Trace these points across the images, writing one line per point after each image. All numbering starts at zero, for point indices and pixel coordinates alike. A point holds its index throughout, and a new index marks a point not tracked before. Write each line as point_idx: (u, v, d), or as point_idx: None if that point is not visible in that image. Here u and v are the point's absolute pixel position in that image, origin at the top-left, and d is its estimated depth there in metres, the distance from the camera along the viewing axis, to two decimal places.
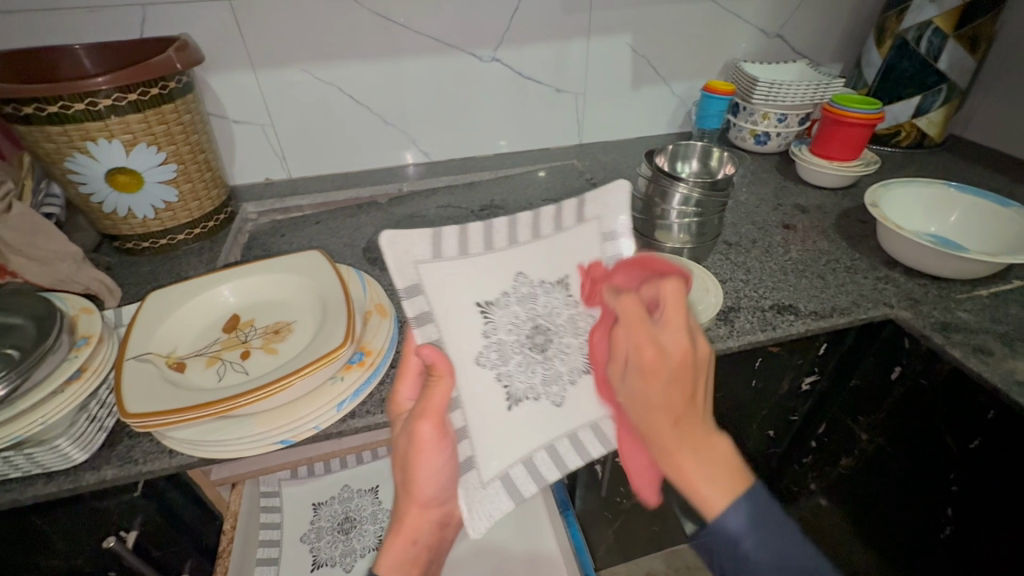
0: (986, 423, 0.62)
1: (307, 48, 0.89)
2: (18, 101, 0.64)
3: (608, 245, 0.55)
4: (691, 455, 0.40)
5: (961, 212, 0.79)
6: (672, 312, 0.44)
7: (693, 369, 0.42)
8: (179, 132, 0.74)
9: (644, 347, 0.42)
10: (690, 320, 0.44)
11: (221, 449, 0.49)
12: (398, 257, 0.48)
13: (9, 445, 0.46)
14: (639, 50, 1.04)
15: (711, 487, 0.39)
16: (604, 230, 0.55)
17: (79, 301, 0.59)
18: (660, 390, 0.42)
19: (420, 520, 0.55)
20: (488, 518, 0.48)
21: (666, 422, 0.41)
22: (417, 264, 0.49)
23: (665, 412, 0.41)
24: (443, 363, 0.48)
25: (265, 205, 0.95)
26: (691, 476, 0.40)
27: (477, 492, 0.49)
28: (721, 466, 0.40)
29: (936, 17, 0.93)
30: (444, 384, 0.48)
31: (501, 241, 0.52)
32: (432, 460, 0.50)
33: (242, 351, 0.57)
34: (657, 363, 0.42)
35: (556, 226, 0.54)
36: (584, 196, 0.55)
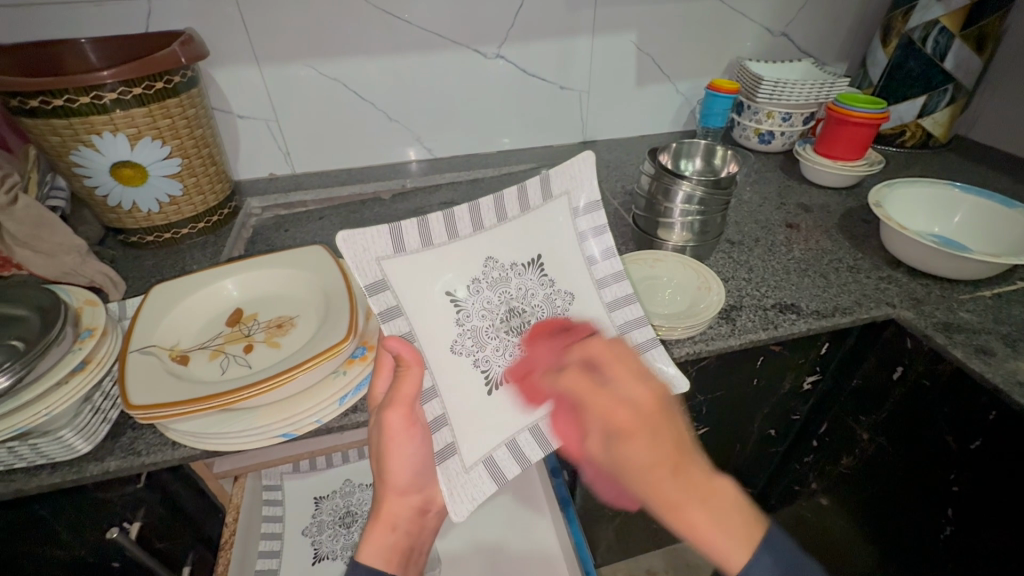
0: (987, 424, 0.62)
1: (312, 44, 0.89)
2: (24, 94, 0.64)
3: (579, 222, 0.60)
4: (699, 508, 0.37)
5: (964, 213, 0.79)
6: (623, 370, 0.45)
7: (669, 417, 0.42)
8: (183, 126, 0.74)
9: (614, 414, 0.42)
10: (639, 367, 0.45)
11: (223, 442, 0.50)
12: (358, 256, 0.50)
13: (14, 436, 0.46)
14: (644, 47, 1.04)
15: (725, 534, 0.37)
16: (573, 206, 0.60)
17: (84, 293, 0.59)
18: (645, 447, 0.39)
19: (399, 509, 0.54)
20: (471, 502, 0.50)
21: (660, 476, 0.38)
22: (379, 261, 0.50)
23: (660, 471, 0.38)
24: (411, 354, 0.48)
25: (269, 201, 0.95)
26: (704, 534, 0.37)
27: (460, 477, 0.50)
28: (728, 512, 0.38)
29: (942, 17, 0.93)
30: (413, 373, 0.48)
31: (466, 228, 0.55)
32: (405, 445, 0.51)
33: (245, 344, 0.57)
34: (635, 420, 0.41)
35: (521, 208, 0.57)
36: (548, 173, 0.58)
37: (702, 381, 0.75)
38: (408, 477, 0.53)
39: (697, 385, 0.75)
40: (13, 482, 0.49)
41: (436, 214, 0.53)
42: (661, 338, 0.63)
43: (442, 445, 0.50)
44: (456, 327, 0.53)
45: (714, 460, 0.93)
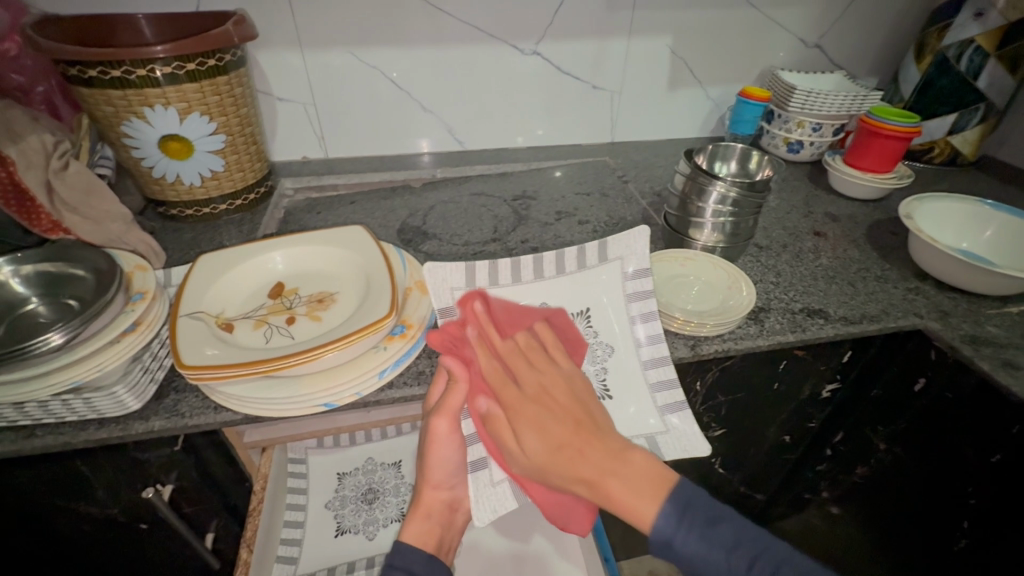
0: (1010, 439, 0.62)
1: (355, 31, 0.91)
2: (83, 64, 0.66)
3: (632, 284, 0.61)
4: (601, 464, 0.45)
5: (994, 228, 0.80)
6: (538, 356, 0.52)
7: (582, 399, 0.50)
8: (230, 104, 0.76)
9: (526, 408, 0.49)
10: (548, 362, 0.52)
11: (267, 407, 0.51)
12: (436, 282, 0.58)
13: (68, 389, 0.48)
14: (678, 52, 1.05)
15: (640, 498, 0.43)
16: (626, 269, 0.61)
17: (135, 259, 0.61)
18: (542, 434, 0.48)
19: (433, 501, 0.62)
20: (491, 512, 0.53)
21: (572, 459, 0.46)
22: (453, 291, 0.58)
23: (563, 450, 0.46)
24: (461, 369, 0.55)
25: (302, 182, 0.97)
26: (621, 497, 0.44)
27: (488, 488, 0.54)
28: (640, 478, 0.44)
29: (978, 35, 0.93)
30: (460, 388, 0.55)
31: (527, 275, 0.61)
32: (444, 446, 0.59)
33: (287, 316, 0.58)
34: (532, 404, 0.49)
35: (579, 264, 0.62)
36: (606, 239, 0.62)
37: (725, 381, 0.76)
38: (445, 471, 0.62)
39: (718, 385, 0.76)
40: (63, 435, 0.50)
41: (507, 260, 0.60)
42: (691, 333, 0.64)
43: (477, 456, 0.55)
44: None
45: (727, 463, 0.94)
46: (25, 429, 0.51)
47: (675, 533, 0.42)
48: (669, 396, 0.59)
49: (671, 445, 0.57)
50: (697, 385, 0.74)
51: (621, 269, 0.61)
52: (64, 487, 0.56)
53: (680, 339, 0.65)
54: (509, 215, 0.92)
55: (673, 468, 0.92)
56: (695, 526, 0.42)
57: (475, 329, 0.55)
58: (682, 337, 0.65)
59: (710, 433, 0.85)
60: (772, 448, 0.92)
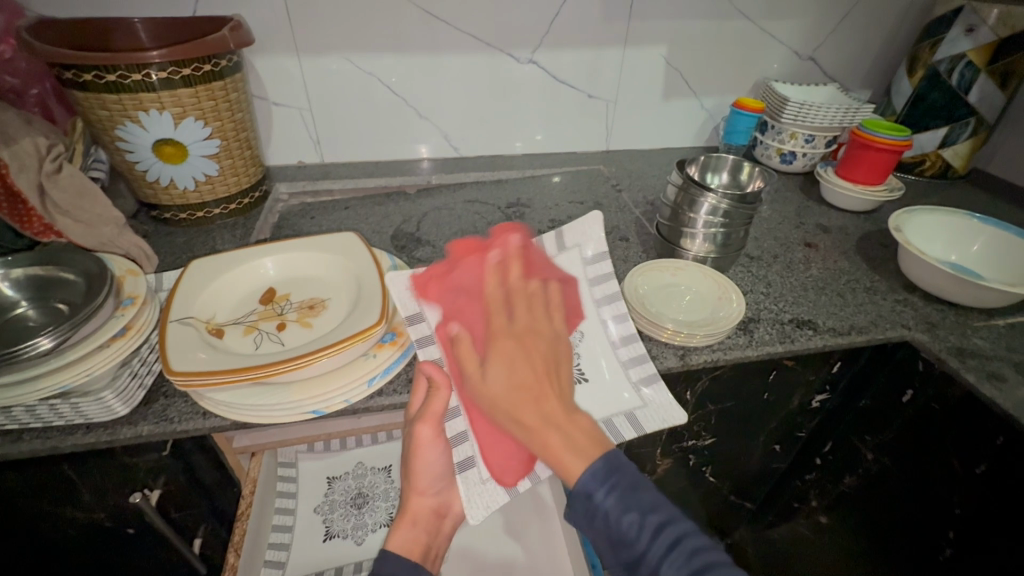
0: (994, 450, 0.63)
1: (351, 38, 0.91)
2: (78, 68, 0.66)
3: (593, 269, 0.63)
4: (547, 414, 0.45)
5: (983, 241, 0.80)
6: (534, 305, 0.52)
7: (557, 354, 0.50)
8: (225, 110, 0.76)
9: (505, 339, 0.48)
10: (539, 308, 0.52)
11: (256, 414, 0.51)
12: (401, 292, 0.57)
13: (55, 394, 0.48)
14: (673, 62, 1.06)
15: (574, 453, 0.44)
16: (585, 257, 0.63)
17: (126, 263, 0.61)
18: (509, 368, 0.47)
19: (419, 507, 0.62)
20: (485, 509, 0.52)
21: (528, 400, 0.46)
22: (420, 296, 0.57)
23: (523, 391, 0.46)
24: (443, 376, 0.54)
25: (297, 187, 0.98)
26: (556, 448, 0.44)
27: (477, 486, 0.53)
28: (581, 438, 0.45)
29: (969, 50, 0.94)
30: (443, 394, 0.54)
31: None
32: (427, 453, 0.59)
33: (278, 322, 0.59)
34: (511, 338, 0.48)
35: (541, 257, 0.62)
36: (561, 228, 0.63)
37: (714, 390, 0.76)
38: (431, 476, 0.62)
39: (708, 394, 0.76)
40: (50, 440, 0.50)
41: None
42: (681, 343, 0.65)
43: (463, 456, 0.53)
44: None
45: (717, 472, 0.94)
46: (11, 433, 0.50)
47: (597, 489, 0.44)
48: (643, 370, 0.61)
49: (652, 418, 0.58)
50: (686, 394, 0.74)
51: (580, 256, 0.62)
52: (50, 491, 0.56)
53: (670, 349, 0.65)
54: (503, 222, 0.92)
55: (665, 477, 0.93)
56: (620, 491, 0.44)
57: (497, 256, 0.55)
58: (672, 347, 0.65)
59: (700, 442, 0.86)
60: (762, 457, 0.92)
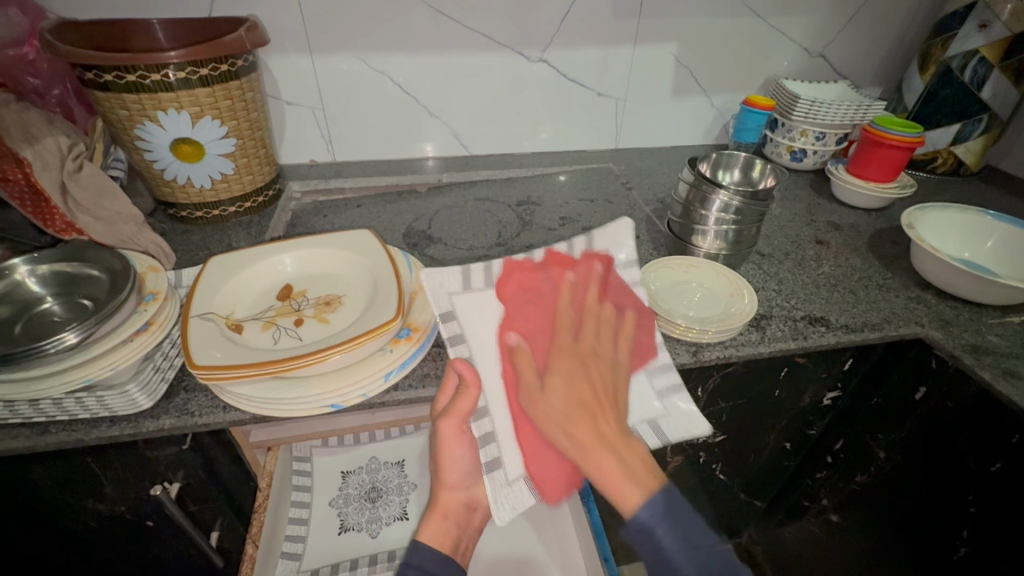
0: (1009, 448, 0.63)
1: (363, 38, 0.92)
2: (99, 68, 0.67)
3: (621, 275, 0.61)
4: (603, 436, 0.49)
5: (997, 238, 0.80)
6: (603, 331, 0.56)
7: (613, 388, 0.54)
8: (241, 109, 0.77)
9: (568, 358, 0.53)
10: (603, 335, 0.56)
11: (277, 407, 0.52)
12: (433, 288, 0.57)
13: (81, 387, 0.50)
14: (683, 60, 1.06)
15: (630, 481, 0.46)
16: (615, 261, 0.61)
17: (147, 260, 0.63)
18: (569, 386, 0.51)
19: (451, 502, 0.63)
20: (511, 510, 0.53)
21: (586, 416, 0.50)
22: (450, 295, 0.57)
23: (580, 408, 0.50)
24: (473, 376, 0.54)
25: (309, 185, 0.99)
26: (611, 473, 0.47)
27: (504, 488, 0.53)
28: (637, 467, 0.47)
29: (982, 47, 0.94)
30: (473, 394, 0.54)
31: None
32: (454, 449, 0.60)
33: (295, 318, 0.59)
34: (570, 358, 0.53)
35: (570, 258, 0.61)
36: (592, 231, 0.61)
37: (726, 387, 0.76)
38: (459, 472, 0.62)
39: (719, 391, 0.77)
40: (75, 432, 0.51)
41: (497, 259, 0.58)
42: (693, 339, 0.65)
43: (490, 457, 0.54)
44: None
45: (728, 469, 0.94)
46: (38, 426, 0.52)
47: (653, 523, 0.44)
48: (666, 378, 0.60)
49: (675, 427, 0.58)
50: (698, 391, 0.75)
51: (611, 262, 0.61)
52: (74, 483, 0.57)
53: (682, 345, 0.65)
54: (514, 220, 0.93)
55: (675, 474, 0.93)
56: (675, 523, 0.45)
57: (573, 278, 0.58)
58: (684, 344, 0.65)
59: (711, 439, 0.86)
60: (773, 454, 0.92)
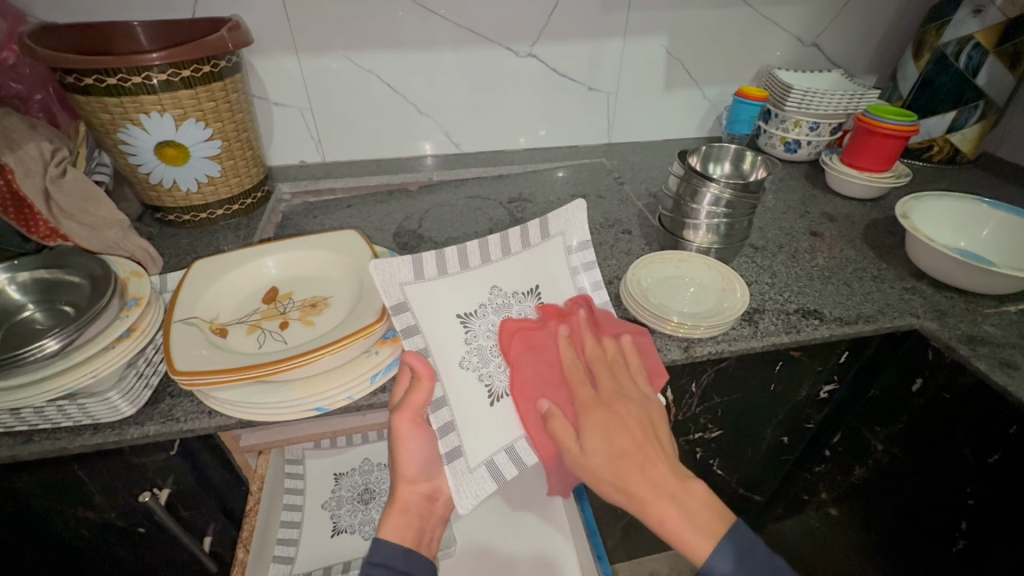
0: (1007, 439, 0.62)
1: (349, 36, 0.91)
2: (79, 72, 0.66)
3: (577, 257, 0.65)
4: (659, 487, 0.48)
5: (992, 227, 0.79)
6: (616, 372, 0.56)
7: (653, 423, 0.53)
8: (226, 110, 0.77)
9: (602, 416, 0.52)
10: (623, 377, 0.56)
11: (261, 412, 0.52)
12: (385, 280, 0.55)
13: (63, 395, 0.49)
14: (674, 52, 1.05)
15: (697, 531, 0.46)
16: (568, 244, 0.65)
17: (130, 265, 0.62)
18: (610, 441, 0.50)
19: (410, 495, 0.57)
20: (474, 498, 0.53)
21: (638, 471, 0.49)
22: (403, 285, 0.56)
23: (626, 462, 0.49)
24: (425, 367, 0.53)
25: (299, 187, 0.98)
26: (677, 527, 0.46)
27: (465, 476, 0.54)
28: (698, 510, 0.47)
29: (977, 32, 0.92)
30: (424, 385, 0.53)
31: (475, 261, 0.60)
32: (409, 441, 0.55)
33: (280, 321, 0.59)
34: (604, 412, 0.52)
35: (523, 243, 0.63)
36: (546, 216, 0.65)
37: (720, 382, 0.75)
38: (417, 463, 0.57)
39: (713, 387, 0.76)
40: (59, 441, 0.51)
41: (452, 248, 0.59)
42: (684, 335, 0.64)
43: (450, 447, 0.54)
44: (464, 345, 0.57)
45: (725, 464, 0.93)
46: (21, 435, 0.51)
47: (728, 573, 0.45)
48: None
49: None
50: (691, 386, 0.74)
51: (564, 244, 0.65)
52: (62, 491, 0.57)
53: (674, 341, 0.64)
54: (505, 218, 0.92)
55: None
56: (742, 565, 0.45)
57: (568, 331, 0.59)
58: (676, 340, 0.65)
59: (707, 434, 0.85)
60: (770, 448, 0.91)
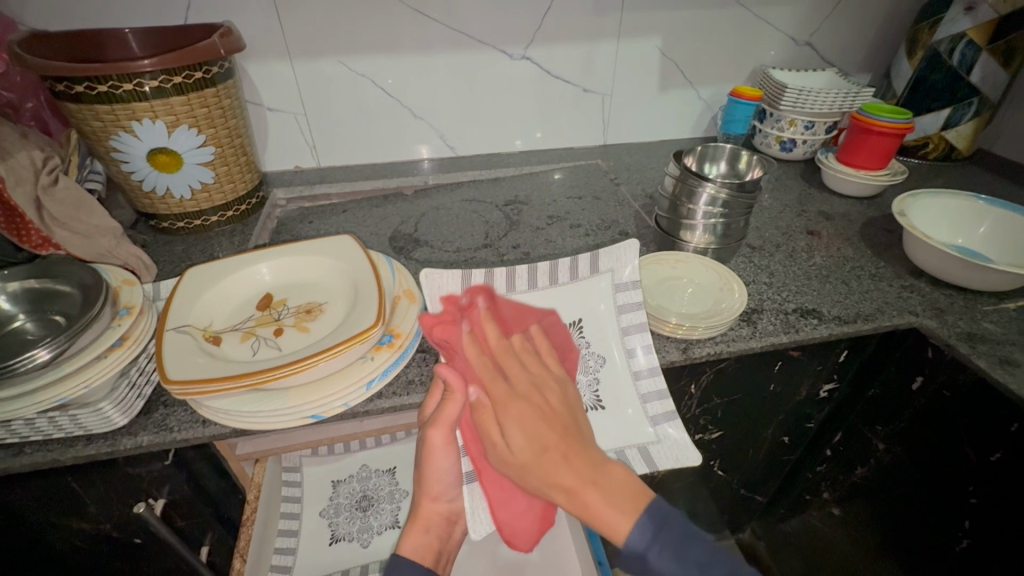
0: (1009, 437, 0.62)
1: (342, 41, 0.91)
2: (69, 80, 0.66)
3: (619, 296, 0.61)
4: (584, 473, 0.46)
5: (989, 224, 0.79)
6: (528, 357, 0.52)
7: (571, 408, 0.50)
8: (218, 116, 0.76)
9: (517, 408, 0.48)
10: (535, 362, 0.52)
11: (255, 420, 0.51)
12: (433, 291, 0.61)
13: (54, 406, 0.48)
14: (668, 53, 1.05)
15: (616, 510, 0.45)
16: (616, 281, 0.62)
17: (122, 273, 0.62)
18: (528, 432, 0.47)
19: (431, 513, 0.62)
20: (487, 525, 0.54)
21: (558, 461, 0.46)
22: (448, 299, 0.61)
23: (548, 454, 0.46)
24: (458, 380, 0.53)
25: (294, 192, 0.97)
26: (598, 509, 0.45)
27: (482, 500, 0.54)
28: (621, 494, 0.45)
29: (970, 29, 0.92)
30: (458, 399, 0.53)
31: (522, 286, 0.62)
32: (440, 461, 0.59)
33: (275, 328, 0.58)
34: (520, 400, 0.49)
35: (572, 276, 0.63)
36: (597, 251, 0.63)
37: (720, 383, 0.75)
38: (443, 483, 0.62)
39: (712, 388, 0.75)
40: (51, 452, 0.50)
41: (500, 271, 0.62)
42: (683, 336, 0.64)
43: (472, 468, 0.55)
44: None
45: (726, 466, 0.93)
46: (13, 448, 0.50)
47: (648, 551, 0.43)
48: (661, 406, 0.60)
49: (663, 455, 0.58)
50: (690, 388, 0.73)
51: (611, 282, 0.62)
52: (55, 504, 0.56)
53: (672, 343, 0.64)
54: (501, 221, 0.92)
55: (671, 472, 0.92)
56: (674, 548, 0.44)
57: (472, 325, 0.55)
58: (674, 341, 0.64)
59: (707, 436, 0.84)
60: (770, 449, 0.91)
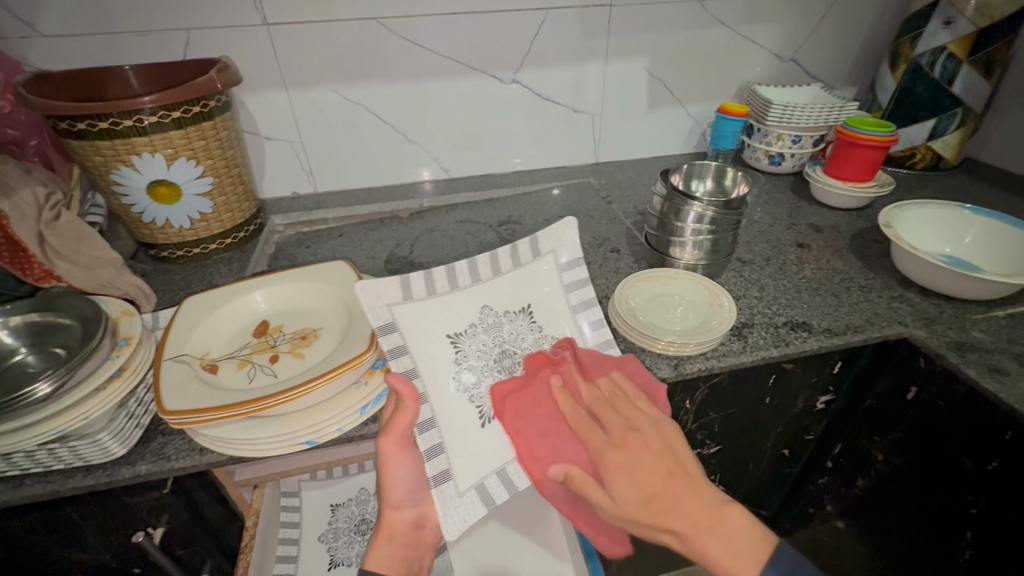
0: (1004, 445, 0.62)
1: (338, 72, 0.93)
2: (72, 118, 0.68)
3: (568, 275, 0.64)
4: (696, 519, 0.44)
5: (974, 234, 0.80)
6: (625, 402, 0.53)
7: (670, 446, 0.49)
8: (216, 147, 0.78)
9: (612, 456, 0.49)
10: (631, 408, 0.52)
11: (252, 448, 0.52)
12: (373, 301, 0.57)
13: (54, 438, 0.49)
14: (656, 72, 1.07)
15: (734, 559, 0.43)
16: (560, 261, 0.65)
17: (121, 304, 0.63)
18: (633, 481, 0.47)
19: (397, 522, 0.60)
20: (462, 523, 0.53)
21: (661, 506, 0.45)
22: (390, 305, 0.57)
23: (654, 500, 0.45)
24: (408, 389, 0.53)
25: (291, 218, 0.99)
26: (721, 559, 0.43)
27: (454, 500, 0.54)
28: (734, 535, 0.44)
29: (949, 43, 0.94)
30: (408, 407, 0.53)
31: (465, 280, 0.62)
32: (400, 464, 0.57)
33: (271, 354, 0.60)
34: (620, 449, 0.49)
35: (513, 262, 0.64)
36: (535, 235, 0.65)
37: (715, 397, 0.75)
38: (402, 490, 0.60)
39: (707, 403, 0.76)
40: (51, 483, 0.51)
41: (440, 268, 0.61)
42: (674, 353, 0.64)
43: (438, 471, 0.54)
44: (454, 365, 0.59)
45: (727, 481, 0.92)
46: (14, 479, 0.51)
47: None
48: None
49: None
50: (685, 404, 0.74)
51: (555, 263, 0.64)
52: (54, 536, 0.56)
53: (664, 359, 0.65)
54: (495, 241, 0.93)
55: None
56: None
57: (560, 381, 0.57)
58: (665, 358, 0.65)
59: (705, 450, 0.84)
60: (770, 463, 0.91)
